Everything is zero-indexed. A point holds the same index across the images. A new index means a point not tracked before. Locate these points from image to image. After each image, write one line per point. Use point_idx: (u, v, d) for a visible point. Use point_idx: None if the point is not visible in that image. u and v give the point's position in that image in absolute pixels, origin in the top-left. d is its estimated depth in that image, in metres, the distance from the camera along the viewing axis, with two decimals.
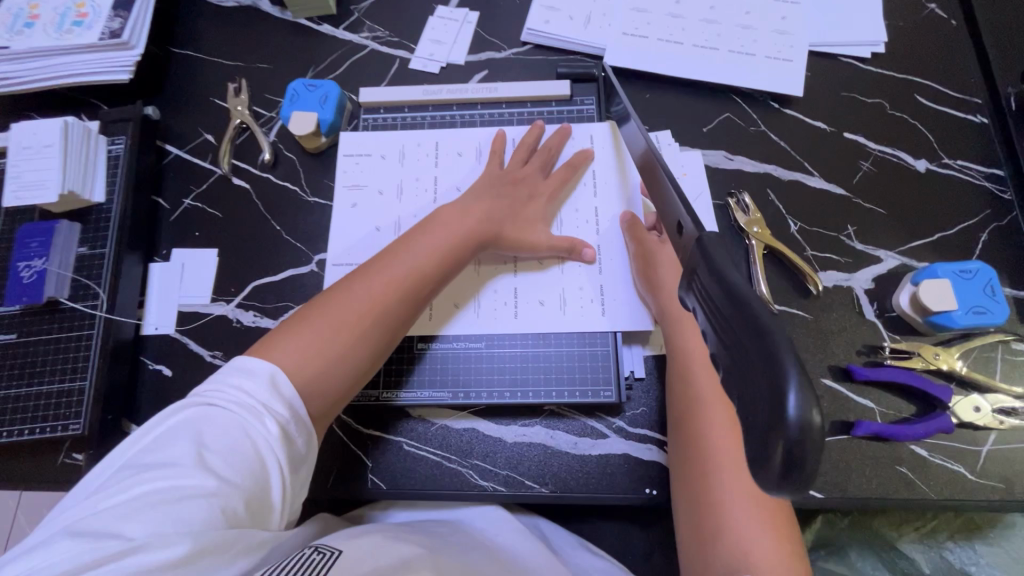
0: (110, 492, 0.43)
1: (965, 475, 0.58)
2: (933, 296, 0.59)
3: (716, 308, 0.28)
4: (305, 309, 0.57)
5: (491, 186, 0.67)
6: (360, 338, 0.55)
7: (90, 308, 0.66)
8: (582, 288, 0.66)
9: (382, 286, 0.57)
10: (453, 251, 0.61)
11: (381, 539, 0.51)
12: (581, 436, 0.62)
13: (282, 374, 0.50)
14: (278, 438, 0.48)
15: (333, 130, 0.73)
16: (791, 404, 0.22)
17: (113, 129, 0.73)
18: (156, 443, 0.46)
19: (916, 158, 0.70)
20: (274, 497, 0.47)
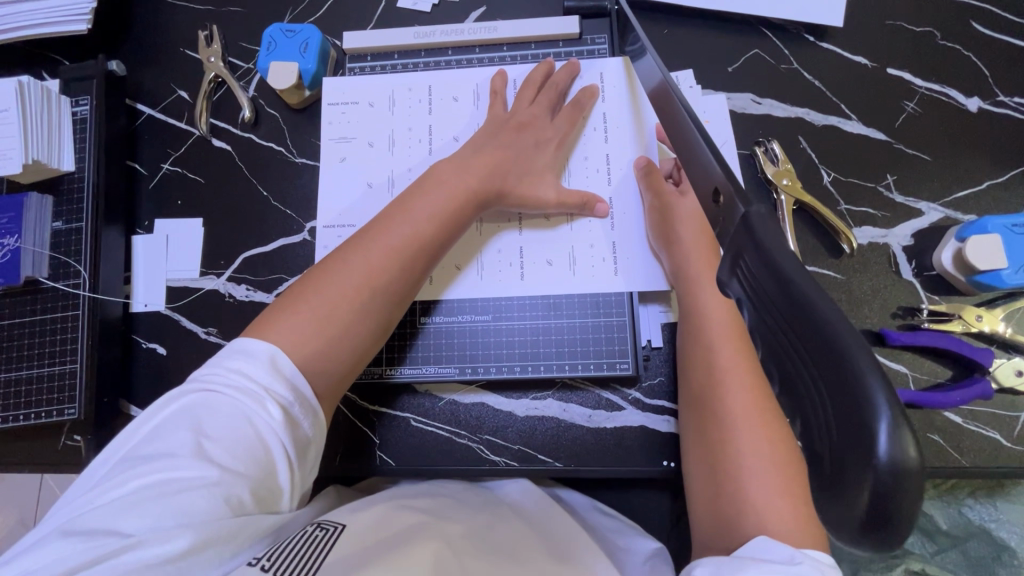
0: (105, 485, 0.40)
1: (1002, 441, 0.55)
2: (980, 254, 0.54)
3: (770, 303, 0.24)
4: (300, 284, 0.52)
5: (494, 135, 0.61)
6: (362, 314, 0.51)
7: (73, 287, 0.62)
8: (593, 245, 0.60)
9: (382, 256, 0.53)
10: (455, 215, 0.56)
11: (384, 507, 0.50)
12: (595, 408, 0.59)
13: (281, 355, 0.47)
14: (282, 422, 0.44)
15: (316, 83, 0.66)
16: (882, 441, 0.18)
17: (76, 88, 0.66)
18: (152, 432, 0.43)
19: (968, 96, 0.63)
20: (282, 482, 0.44)
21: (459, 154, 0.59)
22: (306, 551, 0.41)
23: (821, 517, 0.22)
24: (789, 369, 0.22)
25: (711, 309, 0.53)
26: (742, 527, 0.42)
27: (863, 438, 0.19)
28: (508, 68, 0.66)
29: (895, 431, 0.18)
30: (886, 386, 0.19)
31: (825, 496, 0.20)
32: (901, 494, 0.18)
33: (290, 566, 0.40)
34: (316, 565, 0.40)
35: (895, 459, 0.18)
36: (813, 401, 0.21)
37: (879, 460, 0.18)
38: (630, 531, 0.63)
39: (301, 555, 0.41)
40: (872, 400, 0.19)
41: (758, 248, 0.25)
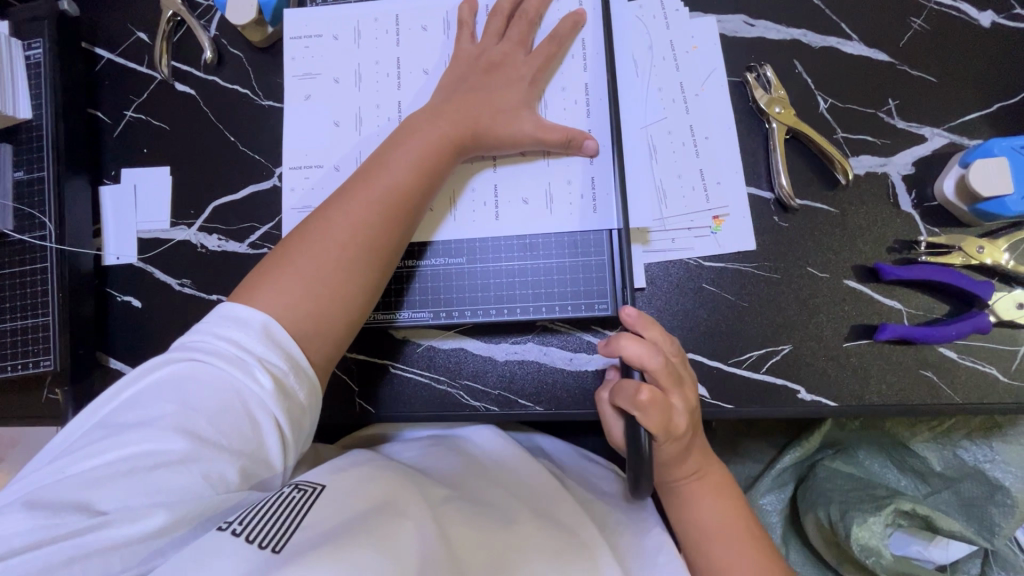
0: (80, 453, 0.40)
1: (997, 376, 0.53)
2: (984, 179, 0.51)
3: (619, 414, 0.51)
4: (285, 244, 0.51)
5: (465, 76, 0.57)
6: (350, 272, 0.50)
7: (40, 239, 0.61)
8: (571, 181, 0.57)
9: (364, 210, 0.51)
10: (436, 160, 0.54)
11: (362, 471, 0.48)
12: (576, 351, 0.57)
13: (268, 322, 0.46)
14: (273, 392, 0.44)
15: (278, 17, 0.63)
16: None
17: (27, 30, 0.63)
18: (133, 401, 0.43)
19: (981, 11, 0.58)
20: (272, 455, 0.44)
21: (430, 103, 0.57)
22: (281, 515, 0.40)
23: None
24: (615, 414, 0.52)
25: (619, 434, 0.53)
26: None
27: None
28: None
29: None
30: None
31: None
32: None
33: (265, 531, 0.39)
34: (293, 530, 0.40)
35: None
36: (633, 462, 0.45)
37: None
38: (612, 477, 0.65)
39: (277, 518, 0.40)
40: None
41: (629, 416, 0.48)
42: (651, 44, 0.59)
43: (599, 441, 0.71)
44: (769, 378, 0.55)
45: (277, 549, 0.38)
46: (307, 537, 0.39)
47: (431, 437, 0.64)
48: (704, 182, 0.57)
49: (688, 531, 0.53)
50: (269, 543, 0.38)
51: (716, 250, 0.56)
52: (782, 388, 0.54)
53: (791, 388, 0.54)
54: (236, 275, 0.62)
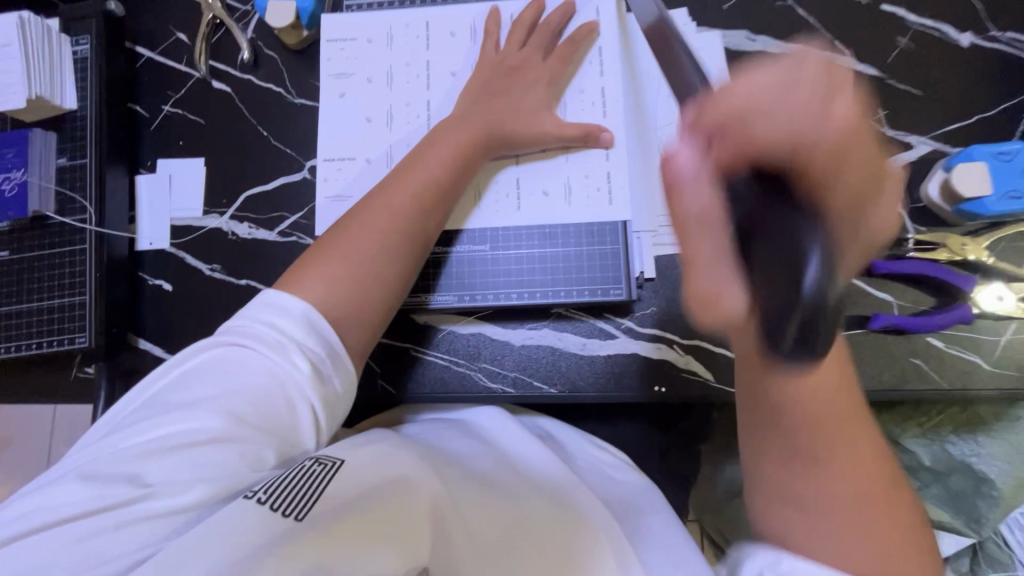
0: (129, 428, 0.43)
1: (981, 364, 0.57)
2: (965, 181, 0.55)
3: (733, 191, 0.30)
4: (330, 233, 0.54)
5: (488, 79, 0.62)
6: (388, 262, 0.53)
7: (80, 222, 0.64)
8: (588, 176, 0.62)
9: (400, 206, 0.54)
10: (465, 158, 0.58)
11: (382, 446, 0.50)
12: (589, 337, 0.61)
13: (311, 311, 0.48)
14: (309, 377, 0.46)
15: (313, 22, 0.67)
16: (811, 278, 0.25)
17: (76, 28, 0.67)
18: (176, 384, 0.45)
19: (960, 32, 0.63)
20: (306, 437, 0.47)
21: (459, 105, 0.61)
22: (303, 486, 0.42)
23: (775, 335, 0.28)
24: (795, 254, 0.26)
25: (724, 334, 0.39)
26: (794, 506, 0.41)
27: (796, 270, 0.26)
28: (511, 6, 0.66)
29: (820, 267, 0.25)
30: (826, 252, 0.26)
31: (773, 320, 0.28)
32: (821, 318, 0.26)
33: (288, 500, 0.41)
34: (314, 500, 0.42)
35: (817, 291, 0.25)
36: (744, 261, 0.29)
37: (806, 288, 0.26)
38: (618, 462, 0.67)
39: (299, 490, 0.42)
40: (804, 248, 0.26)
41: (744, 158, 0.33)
42: None
43: (607, 430, 0.74)
44: None
45: (301, 517, 0.40)
46: (327, 508, 0.41)
47: (443, 418, 0.66)
48: None
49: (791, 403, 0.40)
50: (293, 512, 0.40)
51: None
52: None
53: None
54: (264, 261, 0.65)
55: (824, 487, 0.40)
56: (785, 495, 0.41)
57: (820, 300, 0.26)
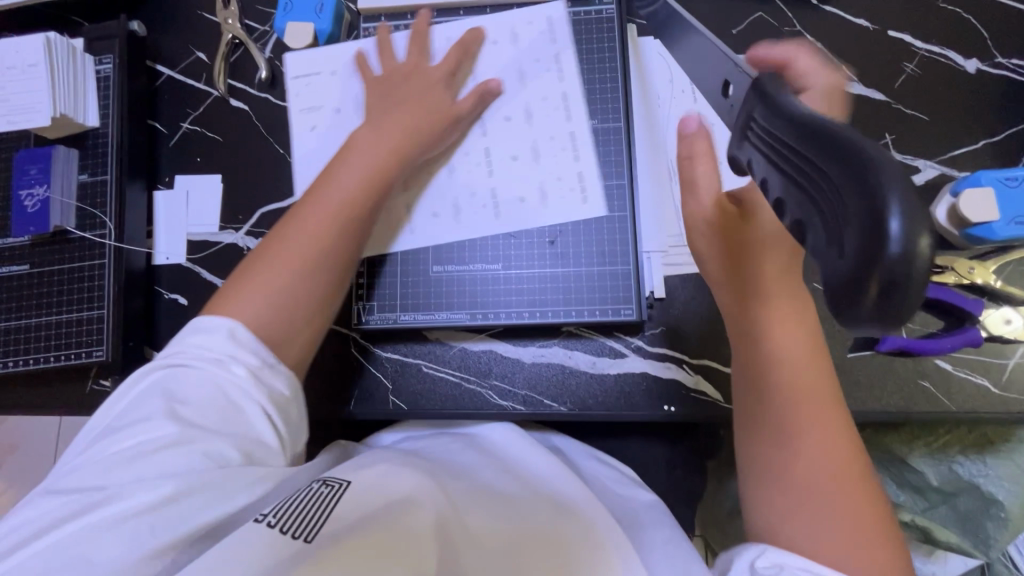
0: (89, 451, 0.42)
1: (989, 387, 0.57)
2: (973, 206, 0.56)
3: (801, 167, 0.28)
4: (258, 249, 0.52)
5: (393, 90, 0.61)
6: (306, 285, 0.50)
7: (100, 237, 0.65)
8: (591, 196, 0.63)
9: (318, 226, 0.52)
10: (377, 175, 0.56)
11: (385, 466, 0.51)
12: (599, 355, 0.61)
13: (237, 326, 0.46)
14: (253, 375, 0.45)
15: (331, 43, 0.69)
16: (891, 225, 0.22)
17: (99, 48, 0.68)
18: (129, 403, 0.44)
19: (966, 58, 0.64)
20: (264, 434, 0.45)
21: (376, 108, 0.60)
22: (311, 510, 0.43)
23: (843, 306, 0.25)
24: (871, 206, 0.23)
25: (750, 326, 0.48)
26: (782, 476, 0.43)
27: (877, 219, 0.23)
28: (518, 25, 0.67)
29: (904, 219, 0.22)
30: (905, 200, 0.23)
31: (841, 296, 0.25)
32: (905, 279, 0.22)
33: (296, 523, 0.42)
34: (322, 521, 0.43)
35: (907, 242, 0.22)
36: (828, 231, 0.26)
37: (891, 241, 0.22)
38: (627, 479, 0.67)
39: (306, 512, 0.43)
40: (882, 192, 0.23)
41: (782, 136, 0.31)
42: (672, 78, 0.65)
43: (616, 447, 0.74)
44: None
45: (309, 539, 0.41)
46: (336, 528, 0.42)
47: (451, 435, 0.66)
48: None
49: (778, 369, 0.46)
50: (301, 534, 0.41)
51: None
52: None
53: None
54: None
55: (808, 454, 0.43)
56: (776, 467, 0.44)
57: (910, 256, 0.22)
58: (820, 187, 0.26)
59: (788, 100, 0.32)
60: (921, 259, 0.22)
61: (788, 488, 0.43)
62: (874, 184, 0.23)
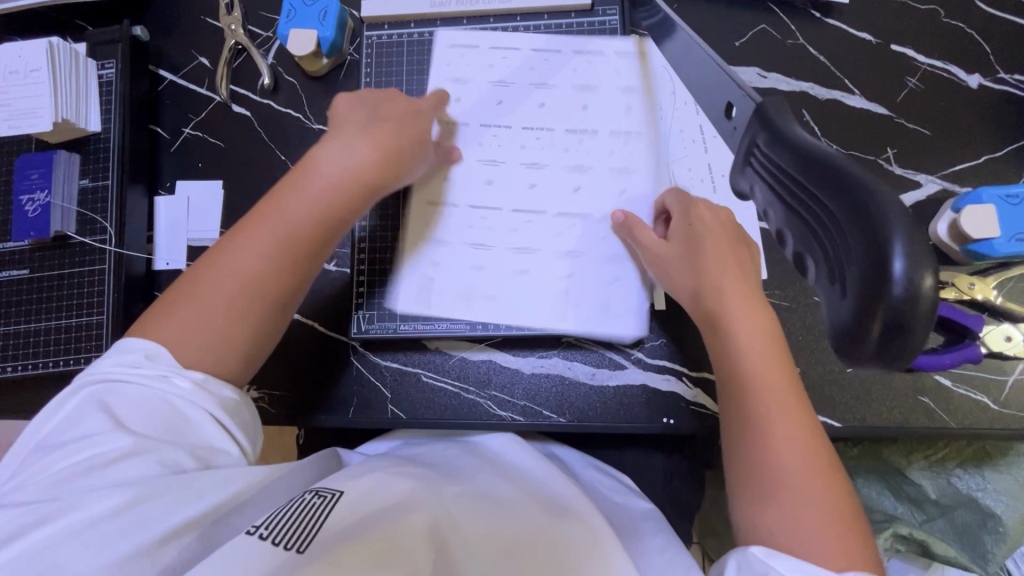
0: (29, 471, 0.40)
1: (989, 404, 0.57)
2: (974, 222, 0.56)
3: (802, 198, 0.29)
4: (193, 267, 0.49)
5: (376, 106, 0.57)
6: (243, 310, 0.47)
7: (100, 242, 0.65)
8: (585, 203, 0.63)
9: (261, 247, 0.48)
10: (343, 192, 0.52)
11: (377, 475, 0.51)
12: (598, 367, 0.62)
13: (157, 348, 0.45)
14: (199, 386, 0.44)
15: (334, 50, 0.69)
16: (898, 269, 0.24)
17: (102, 52, 0.68)
18: (66, 422, 0.42)
19: (969, 73, 0.64)
20: (217, 442, 0.44)
21: (350, 123, 0.55)
22: (304, 520, 0.43)
23: (849, 351, 0.27)
24: (877, 252, 0.24)
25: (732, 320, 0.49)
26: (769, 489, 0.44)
27: (884, 259, 0.24)
28: (467, 58, 0.68)
29: (908, 257, 0.24)
30: (906, 231, 0.24)
31: (849, 339, 0.27)
32: (912, 318, 0.24)
33: (290, 533, 0.41)
34: (315, 532, 0.42)
35: (912, 283, 0.24)
36: (831, 267, 0.28)
37: (898, 281, 0.24)
38: (624, 490, 0.67)
39: (300, 522, 0.42)
40: (887, 230, 0.24)
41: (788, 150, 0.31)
42: (674, 91, 0.66)
43: (614, 456, 0.74)
44: None
45: (301, 549, 0.40)
46: (330, 537, 0.42)
47: (448, 442, 0.66)
48: None
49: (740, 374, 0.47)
50: (294, 544, 0.40)
51: None
52: None
53: None
54: None
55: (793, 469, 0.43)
56: (756, 475, 0.45)
57: (913, 297, 0.24)
58: (823, 221, 0.28)
59: (785, 123, 0.33)
60: (927, 296, 0.24)
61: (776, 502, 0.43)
62: (880, 220, 0.24)
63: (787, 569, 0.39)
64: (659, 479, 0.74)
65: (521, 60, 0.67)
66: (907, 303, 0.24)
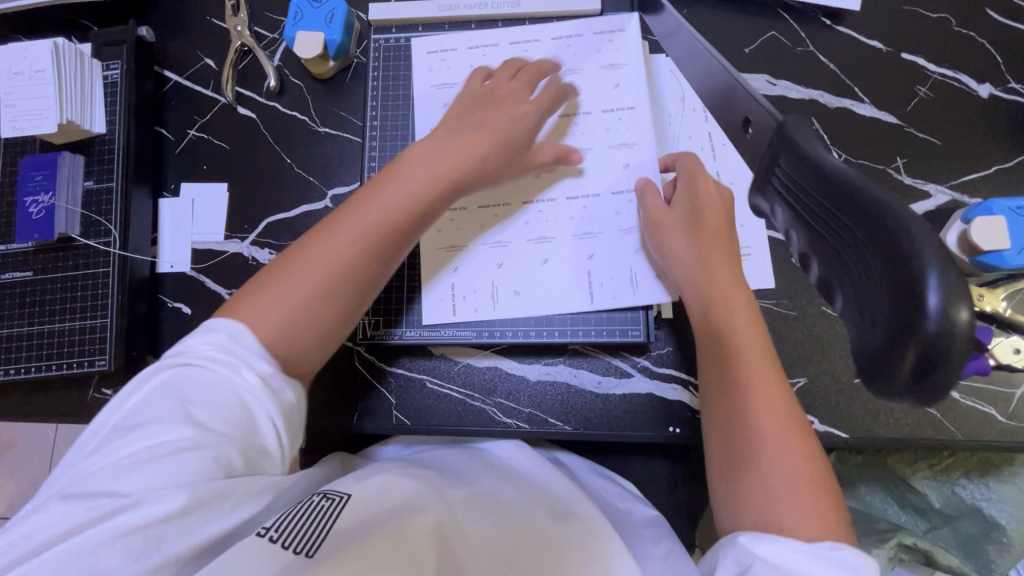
0: (98, 453, 0.40)
1: (996, 417, 0.57)
2: (984, 234, 0.55)
3: (824, 222, 0.29)
4: (289, 248, 0.50)
5: (471, 109, 0.58)
6: (326, 291, 0.47)
7: (103, 245, 0.64)
8: (587, 207, 0.63)
9: (352, 231, 0.49)
10: (433, 187, 0.53)
11: (387, 476, 0.52)
12: (605, 375, 0.61)
13: (241, 329, 0.44)
14: (263, 388, 0.43)
15: (340, 53, 0.68)
16: (932, 300, 0.23)
17: (107, 53, 0.68)
18: (142, 402, 0.42)
19: (980, 83, 0.64)
20: (271, 444, 0.43)
21: (446, 127, 0.56)
22: (310, 520, 0.43)
23: (880, 388, 0.27)
24: (906, 284, 0.24)
25: (732, 324, 0.49)
26: (750, 471, 0.44)
27: (917, 295, 0.23)
28: (447, 62, 0.68)
29: (943, 288, 0.23)
30: (942, 263, 0.23)
31: (876, 371, 0.26)
32: (945, 351, 0.24)
33: (296, 536, 0.42)
34: (325, 535, 0.42)
35: (944, 317, 0.23)
36: (858, 296, 0.27)
37: (931, 315, 0.23)
38: (628, 497, 0.67)
39: (308, 525, 0.43)
40: (920, 263, 0.23)
41: (807, 169, 0.31)
42: (683, 97, 0.66)
43: (617, 463, 0.74)
44: None
45: (310, 553, 0.40)
46: (337, 540, 0.42)
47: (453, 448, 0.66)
48: None
49: (721, 357, 0.48)
50: (302, 548, 0.41)
51: None
52: None
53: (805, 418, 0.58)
54: None
55: (778, 459, 0.43)
56: (733, 458, 0.45)
57: (947, 329, 0.23)
58: (845, 248, 0.27)
59: (805, 144, 0.33)
60: (964, 328, 0.23)
61: (755, 488, 0.43)
62: (912, 252, 0.24)
63: (770, 554, 0.39)
64: (662, 486, 0.73)
65: (500, 56, 0.67)
66: (942, 337, 0.23)
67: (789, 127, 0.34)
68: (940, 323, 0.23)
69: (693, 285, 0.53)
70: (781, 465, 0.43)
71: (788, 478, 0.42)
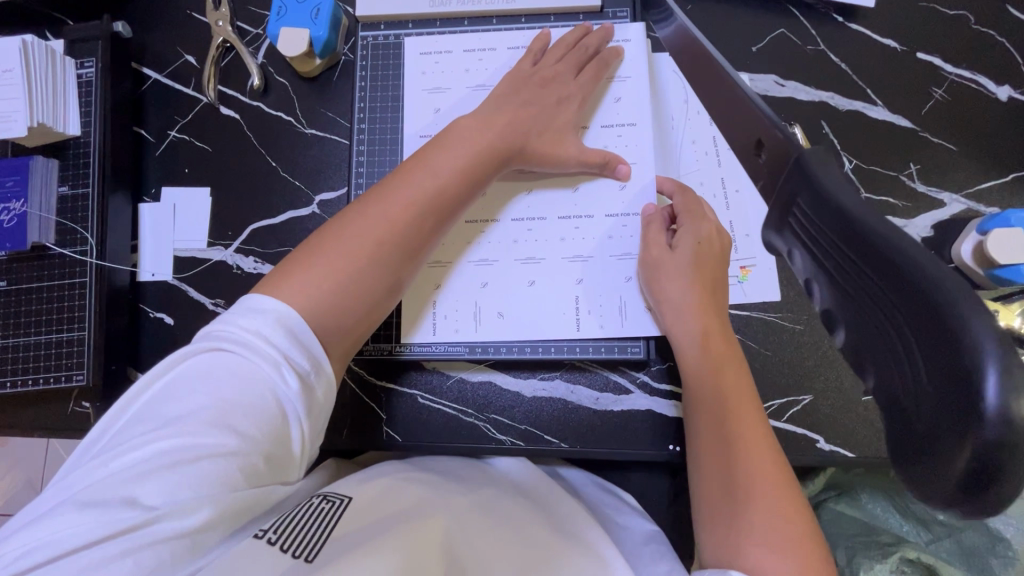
0: (116, 453, 0.37)
1: None
2: (1001, 246, 0.53)
3: (854, 280, 0.27)
4: (332, 223, 0.49)
5: (516, 89, 0.59)
6: (375, 267, 0.48)
7: (80, 254, 0.62)
8: (578, 226, 0.61)
9: (402, 209, 0.50)
10: (475, 171, 0.54)
11: (391, 478, 0.50)
12: (603, 391, 0.59)
13: (291, 313, 0.43)
14: (299, 393, 0.41)
15: (327, 50, 0.65)
16: (991, 389, 0.21)
17: (81, 50, 0.64)
18: (169, 396, 0.40)
19: (998, 85, 0.61)
20: (296, 451, 0.42)
21: (483, 111, 0.57)
22: (310, 525, 0.42)
23: (922, 486, 0.25)
24: (959, 371, 0.22)
25: (722, 372, 0.50)
26: (743, 519, 0.42)
27: (973, 388, 0.21)
28: (442, 64, 0.65)
29: (1003, 380, 0.21)
30: (998, 344, 0.21)
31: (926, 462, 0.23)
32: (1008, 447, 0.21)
33: (298, 541, 0.40)
34: (325, 540, 0.41)
35: (1006, 410, 0.21)
36: (895, 382, 0.25)
37: (988, 407, 0.21)
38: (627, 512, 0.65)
39: (309, 529, 0.41)
40: (976, 341, 0.21)
41: (820, 218, 0.29)
42: (686, 99, 0.63)
43: (616, 475, 0.72)
44: (790, 427, 0.56)
45: (310, 558, 0.39)
46: (339, 545, 0.40)
47: None
48: (733, 235, 0.60)
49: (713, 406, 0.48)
50: (303, 553, 0.39)
51: (742, 299, 0.59)
52: (801, 437, 0.56)
53: (811, 437, 0.56)
54: None
55: (771, 514, 0.42)
56: (720, 510, 0.44)
57: (1009, 430, 0.21)
58: (877, 315, 0.25)
59: (826, 179, 0.30)
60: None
61: (750, 538, 0.41)
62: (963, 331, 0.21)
63: None
64: (661, 499, 0.71)
65: (500, 60, 0.65)
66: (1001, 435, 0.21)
67: (805, 158, 0.32)
68: (1001, 419, 0.21)
69: (688, 325, 0.52)
70: (769, 519, 0.41)
71: (775, 533, 0.41)
